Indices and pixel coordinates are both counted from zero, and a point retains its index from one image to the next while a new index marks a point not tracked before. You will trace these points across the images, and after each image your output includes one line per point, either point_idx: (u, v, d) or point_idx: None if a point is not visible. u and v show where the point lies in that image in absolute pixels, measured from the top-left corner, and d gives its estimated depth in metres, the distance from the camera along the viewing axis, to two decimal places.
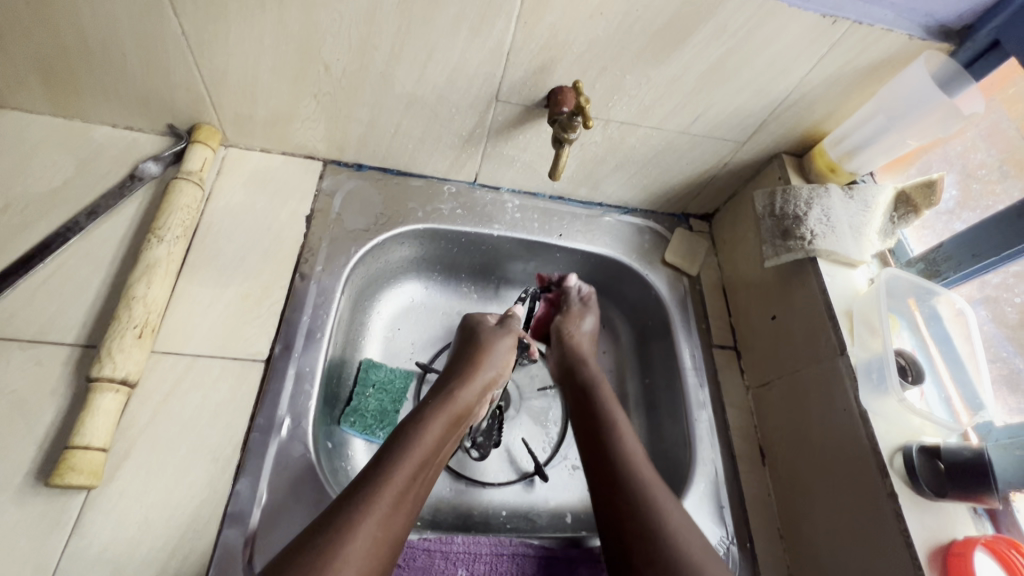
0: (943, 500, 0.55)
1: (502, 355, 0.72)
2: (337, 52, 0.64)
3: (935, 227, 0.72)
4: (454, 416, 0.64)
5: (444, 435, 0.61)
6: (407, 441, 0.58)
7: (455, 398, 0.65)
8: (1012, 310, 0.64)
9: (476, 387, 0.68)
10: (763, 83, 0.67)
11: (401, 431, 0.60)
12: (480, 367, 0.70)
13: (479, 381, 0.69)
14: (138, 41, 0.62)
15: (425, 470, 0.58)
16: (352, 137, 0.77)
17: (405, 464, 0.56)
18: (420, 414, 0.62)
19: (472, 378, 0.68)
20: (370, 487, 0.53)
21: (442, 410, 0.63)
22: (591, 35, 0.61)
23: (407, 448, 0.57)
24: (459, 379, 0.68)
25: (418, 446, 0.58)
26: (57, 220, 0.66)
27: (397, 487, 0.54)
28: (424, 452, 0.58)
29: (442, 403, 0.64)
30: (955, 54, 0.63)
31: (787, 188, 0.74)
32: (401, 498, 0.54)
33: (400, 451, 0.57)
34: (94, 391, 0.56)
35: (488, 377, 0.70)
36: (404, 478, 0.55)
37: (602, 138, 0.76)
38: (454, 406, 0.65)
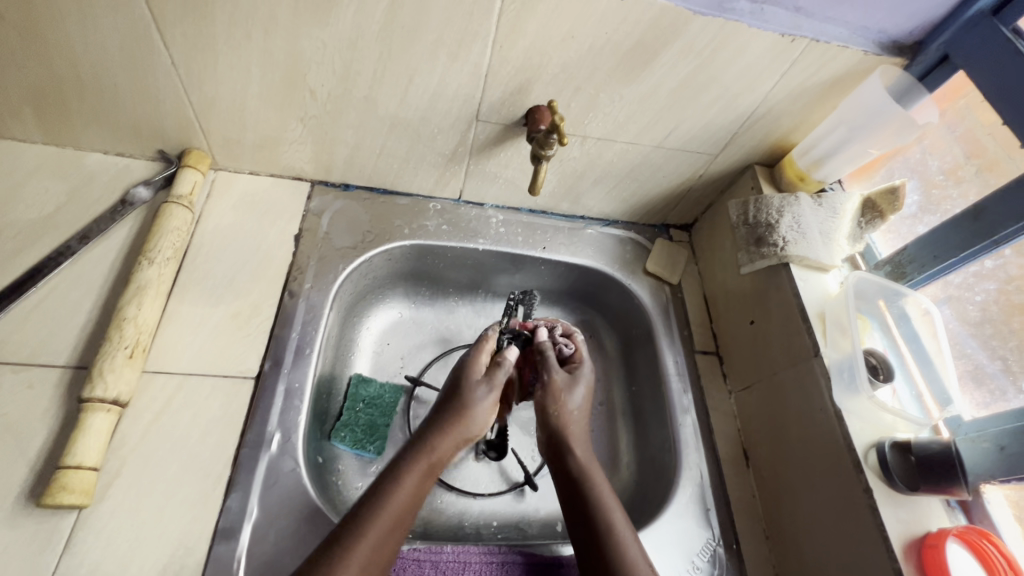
0: (917, 494, 0.57)
1: (496, 376, 0.66)
2: (321, 78, 0.66)
3: (900, 231, 0.75)
4: (442, 452, 0.60)
5: (415, 499, 0.56)
6: (374, 508, 0.54)
7: (433, 449, 0.59)
8: (973, 308, 0.67)
9: (457, 439, 0.61)
10: (731, 98, 0.70)
11: (387, 470, 0.57)
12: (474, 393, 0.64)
13: (461, 428, 0.62)
14: (129, 71, 0.64)
15: (408, 511, 0.55)
16: (338, 158, 0.79)
17: (367, 537, 0.52)
18: (391, 474, 0.57)
19: (452, 428, 0.61)
20: (327, 565, 0.49)
21: (415, 470, 0.57)
22: (564, 57, 0.64)
23: (372, 518, 0.53)
24: (440, 426, 0.61)
25: (400, 492, 0.55)
26: (49, 245, 0.68)
27: (357, 565, 0.50)
28: (391, 523, 0.54)
29: (419, 455, 0.59)
30: (909, 67, 0.66)
31: (759, 197, 0.77)
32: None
33: (364, 523, 0.52)
34: (86, 411, 0.56)
35: (471, 421, 0.63)
36: (365, 555, 0.51)
37: (580, 154, 0.79)
38: (432, 459, 0.59)
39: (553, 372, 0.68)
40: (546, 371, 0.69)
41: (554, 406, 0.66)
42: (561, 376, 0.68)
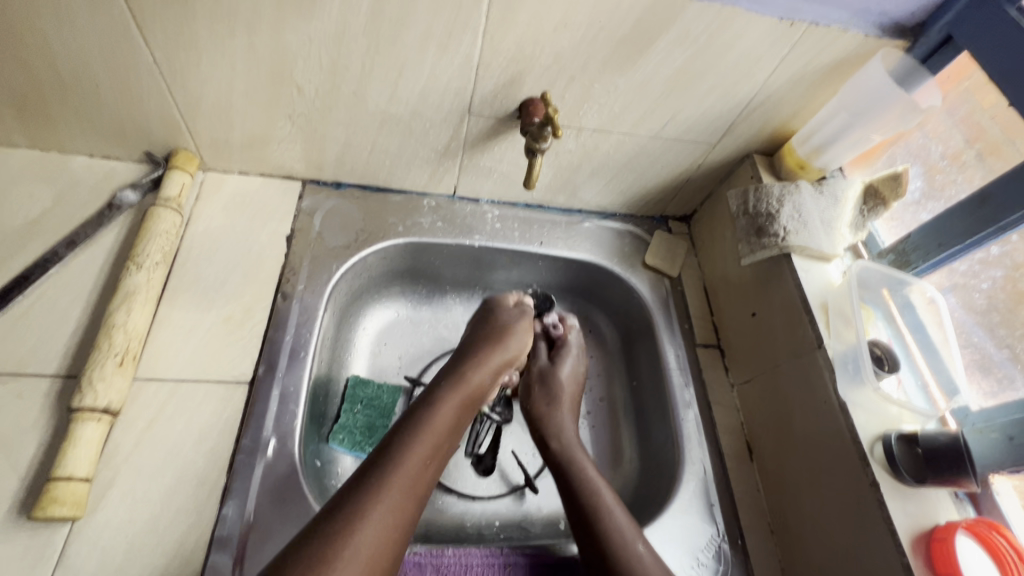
0: (924, 486, 0.56)
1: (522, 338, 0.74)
2: (309, 74, 0.65)
3: (903, 219, 0.74)
4: (467, 398, 0.64)
5: (455, 418, 0.61)
6: (421, 420, 0.59)
7: (470, 375, 0.66)
8: (979, 297, 0.65)
9: (487, 369, 0.67)
10: (728, 86, 0.69)
11: (413, 412, 0.60)
12: (492, 349, 0.70)
13: (493, 357, 0.69)
14: (111, 71, 0.62)
15: (439, 450, 0.58)
16: (329, 156, 0.77)
17: (420, 443, 0.56)
18: (435, 394, 0.62)
19: (483, 360, 0.68)
20: (383, 468, 0.53)
21: (454, 393, 0.63)
22: (557, 47, 0.63)
23: (421, 430, 0.57)
24: (469, 365, 0.67)
25: (431, 428, 0.58)
26: (36, 252, 0.66)
27: (412, 467, 0.54)
28: (438, 435, 0.58)
29: (457, 381, 0.64)
30: (911, 50, 0.65)
31: (759, 187, 0.76)
32: (416, 478, 0.54)
33: (414, 432, 0.57)
34: (76, 422, 0.55)
35: (497, 354, 0.70)
36: (417, 460, 0.55)
37: (576, 146, 0.77)
38: (470, 385, 0.65)
39: (538, 362, 0.80)
40: (533, 359, 0.81)
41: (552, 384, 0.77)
42: (544, 362, 0.80)
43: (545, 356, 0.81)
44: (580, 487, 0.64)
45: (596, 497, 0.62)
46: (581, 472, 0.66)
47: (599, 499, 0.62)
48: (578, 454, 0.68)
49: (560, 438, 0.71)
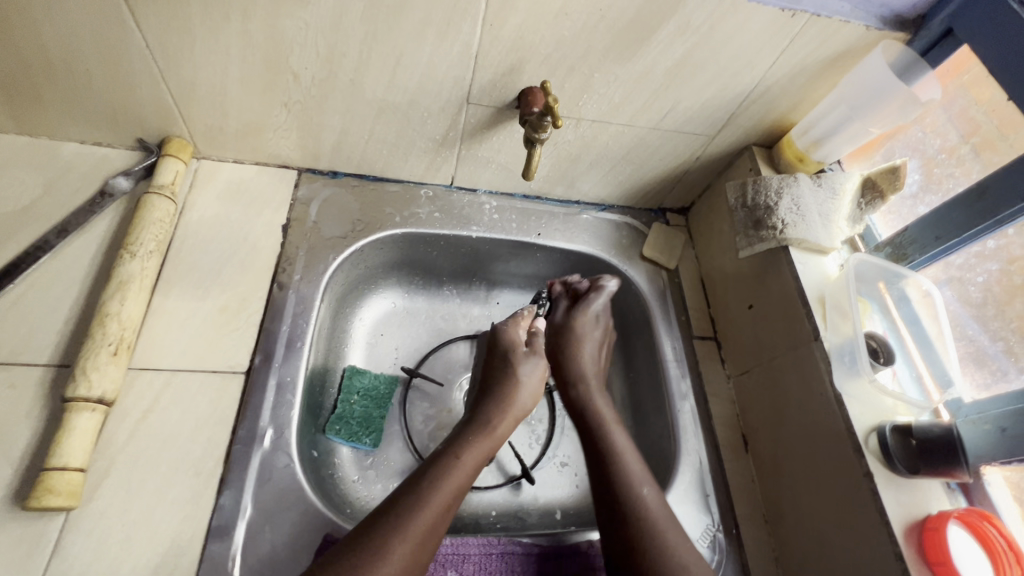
0: (917, 477, 0.56)
1: (536, 367, 0.73)
2: (305, 61, 0.64)
3: (900, 212, 0.74)
4: (488, 448, 0.64)
5: (478, 465, 0.62)
6: (439, 476, 0.58)
7: (513, 395, 0.69)
8: (975, 290, 0.66)
9: (509, 417, 0.68)
10: (729, 77, 0.68)
11: (438, 458, 0.60)
12: (514, 385, 0.70)
13: (534, 381, 0.72)
14: (102, 56, 0.61)
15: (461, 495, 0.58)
16: (325, 145, 0.77)
17: (467, 460, 0.61)
18: (483, 416, 0.67)
19: (506, 406, 0.68)
20: (429, 482, 0.57)
21: (479, 441, 0.63)
22: (557, 36, 0.62)
23: (443, 476, 0.58)
24: (492, 410, 0.68)
25: (455, 473, 0.59)
26: (26, 239, 0.65)
27: (458, 480, 0.59)
28: (483, 456, 0.63)
29: (503, 401, 0.69)
30: (912, 42, 0.65)
31: (758, 179, 0.76)
32: (459, 493, 0.58)
33: (462, 447, 0.62)
34: (70, 411, 0.55)
35: (537, 373, 0.73)
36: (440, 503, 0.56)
37: (575, 137, 0.77)
38: (514, 408, 0.69)
39: (554, 318, 0.80)
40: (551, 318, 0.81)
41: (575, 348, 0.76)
42: (559, 318, 0.80)
43: (561, 310, 0.81)
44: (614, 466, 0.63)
45: (636, 496, 0.60)
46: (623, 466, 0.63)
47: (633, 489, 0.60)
48: (594, 403, 0.71)
49: (600, 423, 0.68)
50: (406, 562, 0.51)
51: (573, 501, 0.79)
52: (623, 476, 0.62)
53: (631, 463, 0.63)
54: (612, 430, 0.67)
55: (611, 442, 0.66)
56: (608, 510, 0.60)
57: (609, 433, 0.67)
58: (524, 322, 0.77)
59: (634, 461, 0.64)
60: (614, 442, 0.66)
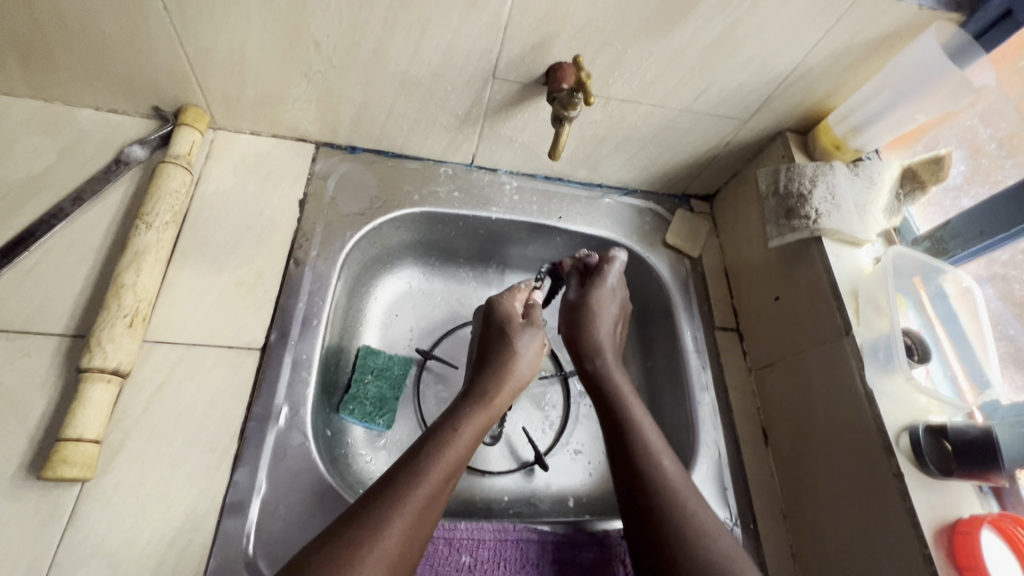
0: (949, 478, 0.55)
1: (532, 340, 0.70)
2: (327, 28, 0.61)
3: (941, 204, 0.71)
4: (487, 420, 0.62)
5: (476, 438, 0.60)
6: (436, 451, 0.56)
7: (515, 367, 0.67)
8: (1019, 288, 0.64)
9: (508, 387, 0.65)
10: (769, 57, 0.65)
11: (434, 431, 0.58)
12: (512, 357, 0.67)
13: (532, 352, 0.70)
14: (118, 18, 0.59)
15: (458, 471, 0.57)
16: (344, 118, 0.74)
17: (465, 432, 0.59)
18: (481, 387, 0.64)
19: (505, 377, 0.66)
20: (427, 457, 0.55)
21: (477, 413, 0.61)
22: (591, 9, 0.59)
23: (440, 450, 0.56)
24: (490, 381, 0.65)
25: (452, 448, 0.57)
26: (40, 206, 0.64)
27: (456, 453, 0.57)
28: (481, 428, 0.61)
29: (502, 372, 0.66)
30: (965, 24, 0.60)
31: (792, 166, 0.73)
32: (457, 466, 0.57)
33: (460, 420, 0.60)
34: (85, 382, 0.54)
35: (535, 344, 0.71)
36: (437, 478, 0.54)
37: (602, 117, 0.74)
38: (513, 378, 0.66)
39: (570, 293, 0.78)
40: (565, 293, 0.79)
41: (589, 327, 0.74)
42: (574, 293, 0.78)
43: (574, 285, 0.79)
44: (630, 431, 0.62)
45: (658, 474, 0.58)
46: (644, 444, 0.61)
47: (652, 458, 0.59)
48: (607, 350, 0.72)
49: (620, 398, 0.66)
50: (404, 540, 0.50)
51: (585, 489, 0.78)
52: (646, 455, 0.60)
53: (654, 441, 0.61)
54: (634, 406, 0.65)
55: (633, 416, 0.64)
56: (626, 485, 0.59)
57: (629, 404, 0.65)
58: (522, 295, 0.76)
59: (655, 439, 0.62)
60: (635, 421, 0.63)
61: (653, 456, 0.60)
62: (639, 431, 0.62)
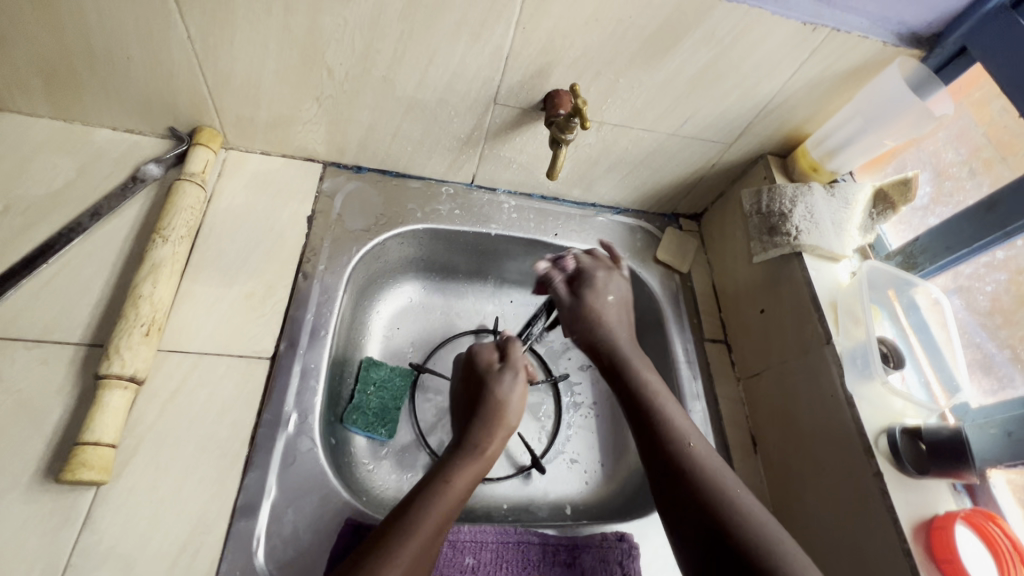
0: (925, 477, 0.59)
1: (515, 386, 0.72)
2: (340, 56, 0.66)
3: (911, 223, 0.77)
4: (479, 471, 0.63)
5: (469, 488, 0.60)
6: (429, 502, 0.56)
7: (506, 418, 0.69)
8: (983, 298, 0.69)
9: (500, 438, 0.67)
10: (749, 87, 0.70)
11: (427, 483, 0.59)
12: (503, 407, 0.69)
13: (521, 400, 0.71)
14: (144, 45, 0.63)
15: (451, 520, 0.57)
16: (352, 139, 0.78)
17: (458, 484, 0.59)
18: (473, 439, 0.66)
19: (496, 428, 0.67)
20: (419, 510, 0.55)
21: (469, 464, 0.62)
22: (585, 42, 0.64)
23: (435, 499, 0.56)
24: (483, 430, 0.67)
25: (443, 499, 0.57)
26: (59, 221, 0.67)
27: (450, 501, 0.57)
28: (473, 478, 0.62)
29: (494, 423, 0.67)
30: (926, 59, 0.67)
31: (773, 187, 0.78)
32: (450, 516, 0.57)
33: (453, 470, 0.60)
34: (103, 389, 0.56)
35: (518, 389, 0.72)
36: (431, 528, 0.54)
37: (596, 140, 0.79)
38: (503, 427, 0.68)
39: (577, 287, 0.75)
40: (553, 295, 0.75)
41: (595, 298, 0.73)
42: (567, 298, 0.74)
43: (565, 293, 0.75)
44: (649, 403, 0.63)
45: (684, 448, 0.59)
46: (670, 422, 0.61)
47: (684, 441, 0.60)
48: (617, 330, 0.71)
49: (643, 390, 0.64)
50: None
51: (582, 497, 0.80)
52: (671, 437, 0.60)
53: (679, 418, 0.62)
54: (663, 401, 0.63)
55: (656, 398, 0.64)
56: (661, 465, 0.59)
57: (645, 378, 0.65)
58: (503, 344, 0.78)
59: (683, 422, 0.62)
60: (661, 405, 0.63)
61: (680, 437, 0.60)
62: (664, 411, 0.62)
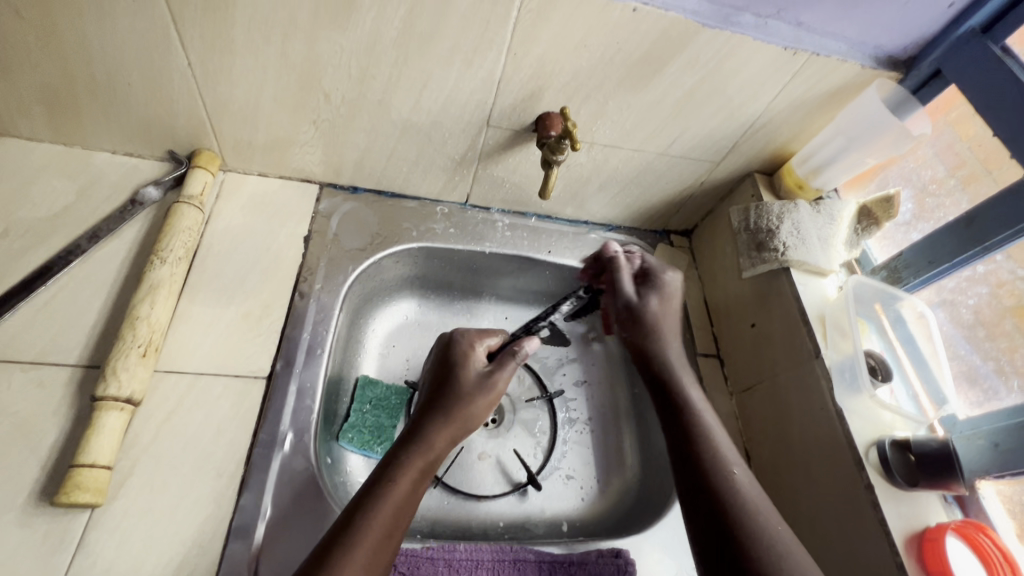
0: (916, 489, 0.59)
1: (479, 376, 0.68)
2: (337, 82, 0.67)
3: (895, 239, 0.79)
4: (426, 468, 0.59)
5: (416, 489, 0.57)
6: (373, 508, 0.53)
7: (465, 412, 0.65)
8: (966, 311, 0.71)
9: (453, 432, 0.63)
10: (734, 108, 0.73)
11: (371, 487, 0.55)
12: (462, 400, 0.65)
13: (488, 394, 0.67)
14: (145, 71, 0.64)
15: (399, 523, 0.54)
16: (348, 161, 0.80)
17: (402, 487, 0.56)
18: (422, 434, 0.62)
19: (450, 422, 0.63)
20: (361, 519, 0.52)
21: (416, 464, 0.59)
22: (575, 66, 0.66)
23: (378, 505, 0.54)
24: (435, 426, 0.63)
25: (388, 503, 0.54)
26: (58, 243, 0.68)
27: (395, 504, 0.55)
28: (420, 476, 0.58)
29: (450, 418, 0.64)
30: (903, 81, 0.70)
31: (760, 204, 0.80)
32: (396, 524, 0.54)
33: (397, 472, 0.57)
34: (99, 410, 0.56)
35: (490, 381, 0.68)
36: (376, 536, 0.52)
37: (587, 160, 0.81)
38: (460, 421, 0.64)
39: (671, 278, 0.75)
40: (619, 292, 0.74)
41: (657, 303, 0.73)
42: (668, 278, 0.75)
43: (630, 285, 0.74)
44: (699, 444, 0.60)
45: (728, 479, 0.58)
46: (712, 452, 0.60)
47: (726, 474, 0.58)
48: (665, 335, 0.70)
49: (688, 407, 0.64)
50: None
51: (579, 513, 0.80)
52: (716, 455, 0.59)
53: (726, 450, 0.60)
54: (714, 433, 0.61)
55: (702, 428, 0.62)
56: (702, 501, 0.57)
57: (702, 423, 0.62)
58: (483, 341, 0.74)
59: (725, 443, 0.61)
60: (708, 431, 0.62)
61: (722, 461, 0.59)
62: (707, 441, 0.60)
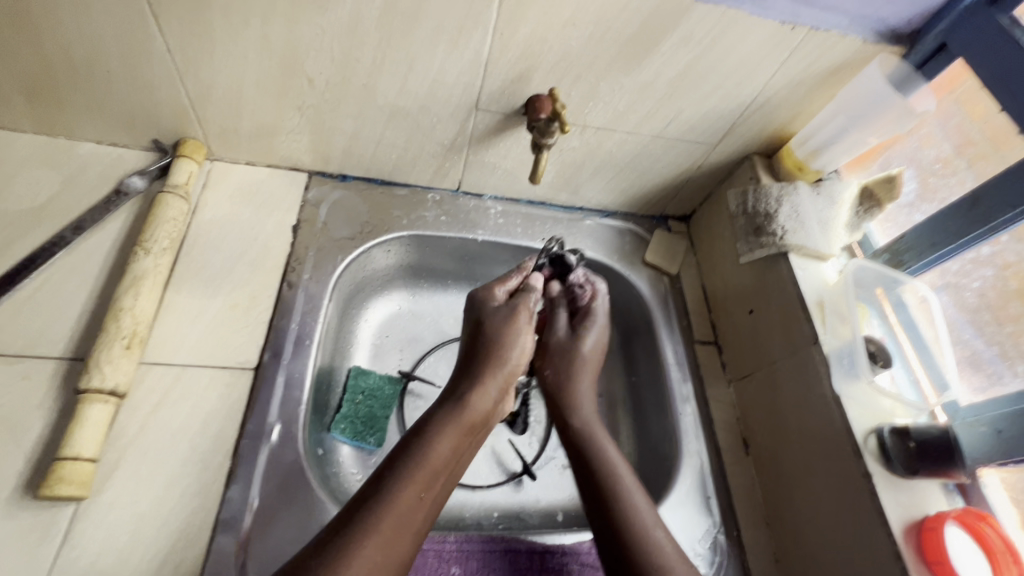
0: (915, 478, 0.58)
1: (511, 336, 0.66)
2: (319, 65, 0.66)
3: (897, 221, 0.77)
4: (465, 426, 0.60)
5: (455, 448, 0.58)
6: (410, 467, 0.54)
7: (502, 363, 0.65)
8: (970, 295, 0.69)
9: (489, 390, 0.63)
10: (731, 87, 0.70)
11: (407, 446, 0.57)
12: (495, 360, 0.64)
13: (515, 349, 0.66)
14: (123, 58, 0.63)
15: (437, 481, 0.55)
16: (336, 148, 0.78)
17: (439, 447, 0.57)
18: (460, 391, 0.62)
19: (484, 380, 0.63)
20: (398, 477, 0.53)
21: (451, 422, 0.59)
22: (564, 46, 0.64)
23: (415, 464, 0.55)
24: (468, 385, 0.63)
25: (424, 461, 0.55)
26: (42, 235, 0.67)
27: (433, 463, 0.56)
28: (458, 436, 0.59)
29: (488, 373, 0.64)
30: (907, 56, 0.67)
31: (758, 187, 0.78)
32: (433, 481, 0.55)
33: (434, 432, 0.58)
34: (83, 402, 0.56)
35: (519, 341, 0.67)
36: (413, 494, 0.53)
37: (579, 144, 0.78)
38: (494, 379, 0.64)
39: (556, 333, 0.74)
40: (551, 330, 0.74)
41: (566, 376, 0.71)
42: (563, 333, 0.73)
43: (563, 327, 0.74)
44: (601, 470, 0.62)
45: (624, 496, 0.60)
46: (603, 456, 0.64)
47: (620, 493, 0.60)
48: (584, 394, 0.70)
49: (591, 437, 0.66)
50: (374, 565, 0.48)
51: (574, 503, 0.79)
52: (617, 487, 0.60)
53: (625, 474, 0.62)
54: (601, 443, 0.65)
55: (602, 453, 0.64)
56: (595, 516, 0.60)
57: (599, 441, 0.66)
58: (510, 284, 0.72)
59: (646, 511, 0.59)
60: (632, 499, 0.60)
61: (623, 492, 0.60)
62: (602, 455, 0.64)
